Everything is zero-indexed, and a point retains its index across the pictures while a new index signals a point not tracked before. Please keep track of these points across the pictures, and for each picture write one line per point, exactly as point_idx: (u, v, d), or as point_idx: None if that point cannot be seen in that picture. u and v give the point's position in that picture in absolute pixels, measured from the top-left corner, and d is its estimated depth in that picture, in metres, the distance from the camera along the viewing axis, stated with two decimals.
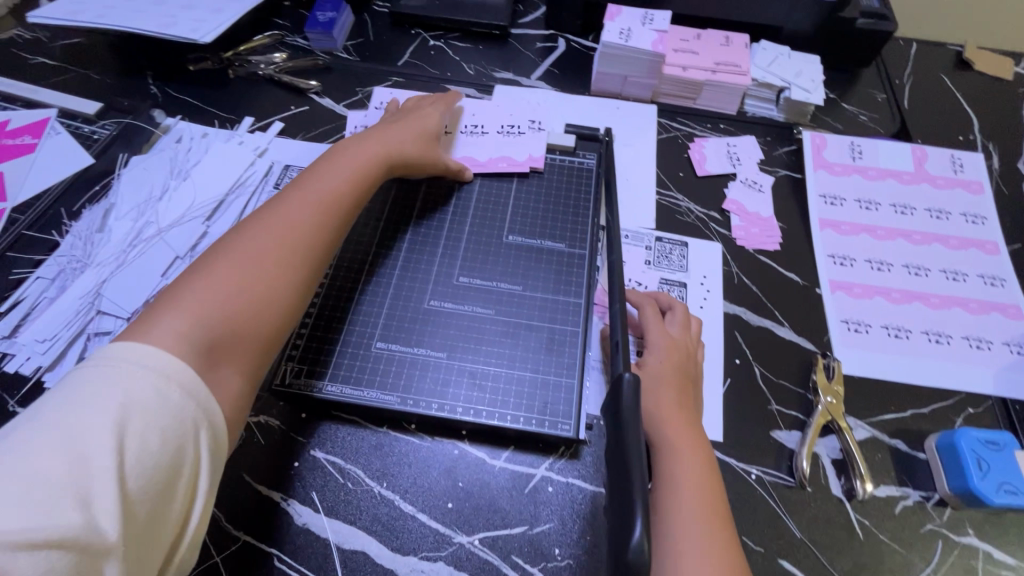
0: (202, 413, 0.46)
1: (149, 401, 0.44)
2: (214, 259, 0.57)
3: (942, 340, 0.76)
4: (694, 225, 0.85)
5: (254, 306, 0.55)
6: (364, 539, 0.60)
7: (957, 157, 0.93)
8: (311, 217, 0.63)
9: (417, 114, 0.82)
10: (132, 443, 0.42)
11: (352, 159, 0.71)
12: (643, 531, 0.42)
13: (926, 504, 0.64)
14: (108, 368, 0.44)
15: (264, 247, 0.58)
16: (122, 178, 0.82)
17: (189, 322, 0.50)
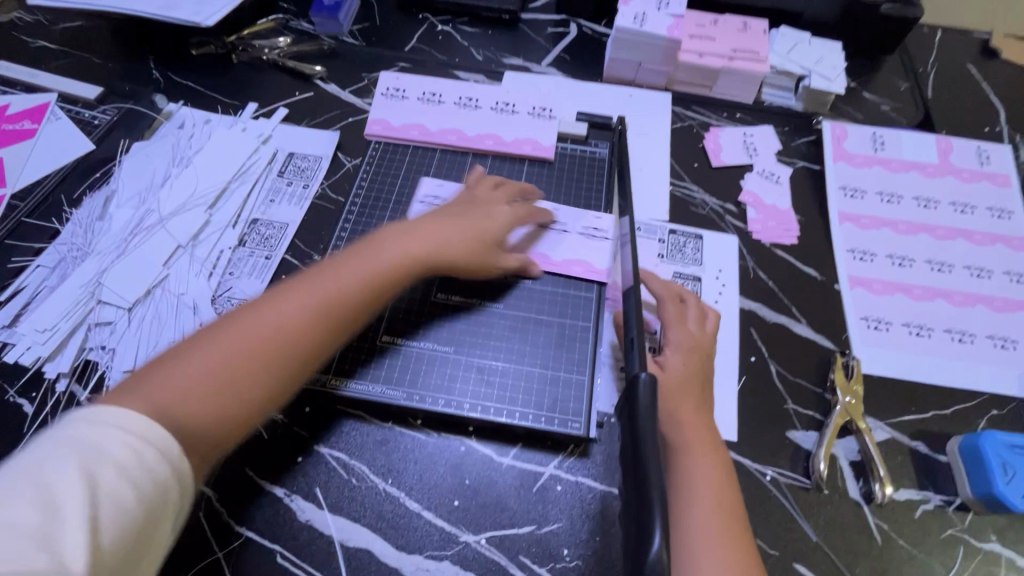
0: (174, 470, 0.42)
1: (119, 451, 0.40)
2: (199, 338, 0.51)
3: (965, 340, 0.73)
4: (708, 217, 0.82)
5: (223, 402, 0.49)
6: (368, 537, 0.59)
7: (982, 148, 0.89)
8: (319, 315, 0.55)
9: (482, 214, 0.70)
10: (107, 498, 0.38)
11: (390, 250, 0.62)
12: (662, 540, 0.39)
13: (947, 509, 0.62)
14: (79, 422, 0.40)
15: (257, 331, 0.52)
16: (123, 164, 0.80)
17: (154, 407, 0.45)
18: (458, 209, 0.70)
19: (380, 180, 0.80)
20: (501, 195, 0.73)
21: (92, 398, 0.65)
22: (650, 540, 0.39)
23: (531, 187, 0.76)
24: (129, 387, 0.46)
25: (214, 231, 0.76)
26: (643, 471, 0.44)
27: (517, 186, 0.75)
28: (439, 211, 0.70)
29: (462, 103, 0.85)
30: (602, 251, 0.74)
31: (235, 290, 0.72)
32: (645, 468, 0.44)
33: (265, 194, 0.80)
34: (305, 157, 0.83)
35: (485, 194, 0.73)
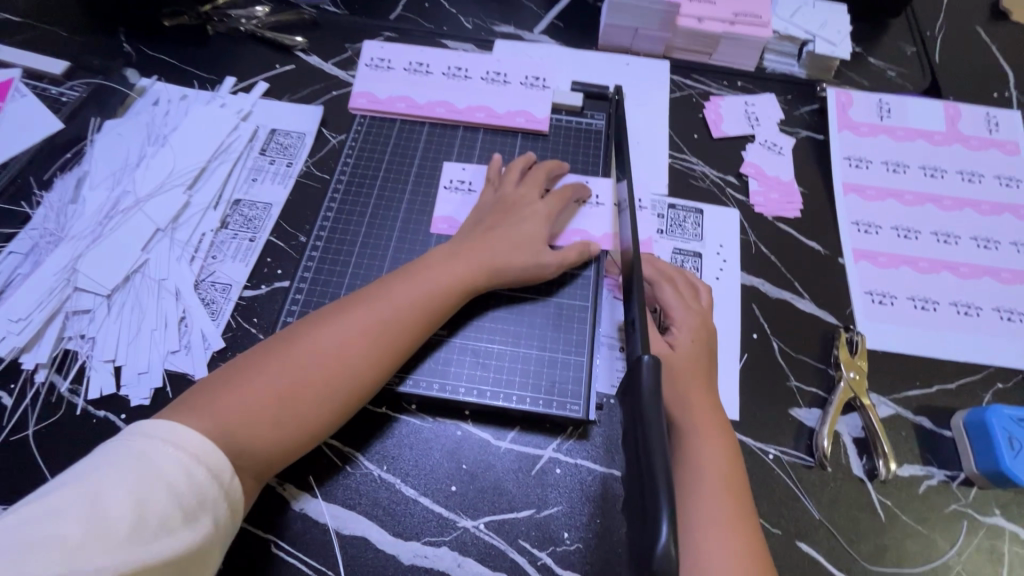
0: (220, 495, 0.46)
1: (176, 475, 0.44)
2: (259, 360, 0.54)
3: (971, 312, 0.72)
4: (709, 190, 0.79)
5: (275, 430, 0.51)
6: (364, 524, 0.58)
7: (991, 114, 0.86)
8: (369, 350, 0.55)
9: (526, 214, 0.67)
10: (154, 514, 0.42)
11: (437, 277, 0.61)
12: (670, 534, 0.36)
13: (951, 484, 0.62)
14: (139, 440, 0.45)
15: (309, 362, 0.54)
16: (95, 144, 0.76)
17: (219, 430, 0.49)
18: (496, 211, 0.68)
19: (367, 156, 0.76)
20: (533, 184, 0.70)
21: (73, 388, 0.62)
22: (657, 533, 0.37)
23: (560, 165, 0.73)
24: (203, 400, 0.51)
25: (194, 213, 0.72)
26: (648, 458, 0.41)
27: (548, 168, 0.72)
28: (476, 218, 0.68)
29: (451, 73, 0.81)
30: (606, 219, 0.72)
31: (218, 275, 0.69)
32: (650, 454, 0.41)
33: (247, 173, 0.76)
34: (288, 134, 0.80)
35: (519, 188, 0.70)
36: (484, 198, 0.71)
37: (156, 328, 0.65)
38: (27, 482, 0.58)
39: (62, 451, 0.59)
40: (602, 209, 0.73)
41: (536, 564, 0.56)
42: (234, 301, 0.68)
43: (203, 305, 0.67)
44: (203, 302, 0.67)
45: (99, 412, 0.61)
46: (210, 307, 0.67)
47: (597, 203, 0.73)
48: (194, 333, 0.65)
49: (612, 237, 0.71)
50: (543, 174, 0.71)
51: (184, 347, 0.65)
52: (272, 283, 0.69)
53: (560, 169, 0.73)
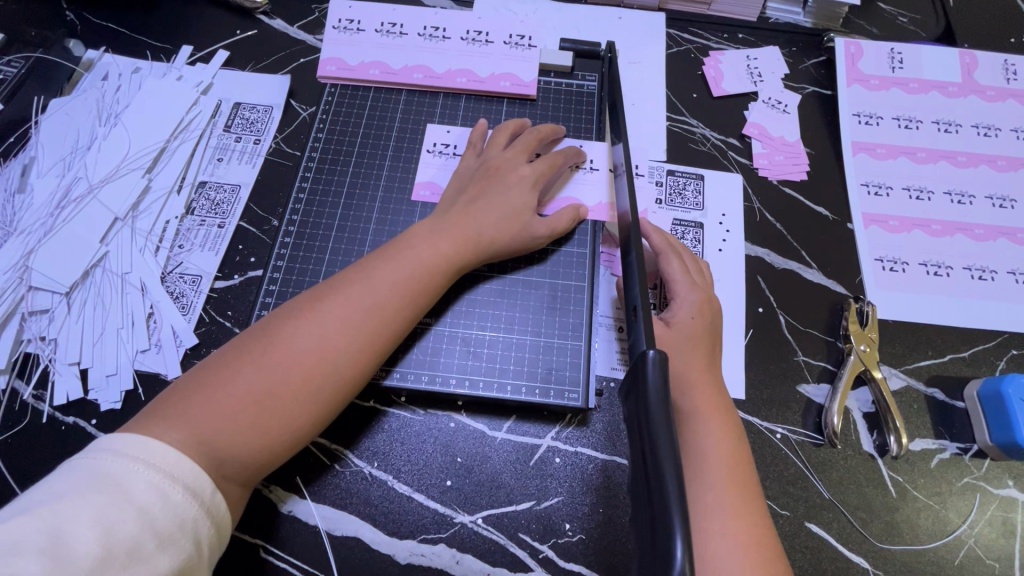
0: (203, 514, 0.43)
1: (149, 498, 0.41)
2: (236, 359, 0.49)
3: (985, 276, 0.68)
4: (711, 155, 0.74)
5: (262, 434, 0.48)
6: (357, 524, 0.55)
7: (1010, 61, 0.80)
8: (351, 340, 0.51)
9: (513, 180, 0.62)
10: (123, 544, 0.39)
11: (421, 257, 0.56)
12: (685, 552, 0.33)
13: (964, 457, 0.60)
14: (108, 460, 0.42)
15: (289, 358, 0.49)
16: (41, 126, 0.69)
17: (196, 439, 0.45)
18: (479, 179, 0.62)
19: (340, 129, 0.70)
20: (521, 150, 0.65)
21: (37, 394, 0.58)
22: (671, 551, 0.34)
23: (557, 129, 0.68)
24: (177, 408, 0.47)
25: (155, 198, 0.67)
26: (659, 464, 0.38)
27: (541, 133, 0.66)
28: (457, 188, 0.63)
29: (428, 34, 0.74)
30: (602, 187, 0.67)
31: (187, 266, 0.64)
32: (658, 460, 0.38)
33: (211, 153, 0.70)
34: (254, 107, 0.73)
35: (504, 154, 0.64)
36: (464, 164, 0.65)
37: (121, 327, 0.61)
38: None
39: (31, 461, 0.56)
40: (597, 175, 0.67)
41: (537, 557, 0.54)
42: (206, 294, 0.63)
43: (171, 299, 0.62)
44: (172, 296, 0.63)
45: (67, 418, 0.57)
46: (180, 300, 0.63)
47: (591, 168, 0.68)
48: (163, 330, 0.61)
49: (606, 206, 0.66)
50: (533, 139, 0.66)
51: (154, 345, 0.61)
52: (246, 272, 0.64)
53: (553, 131, 0.67)
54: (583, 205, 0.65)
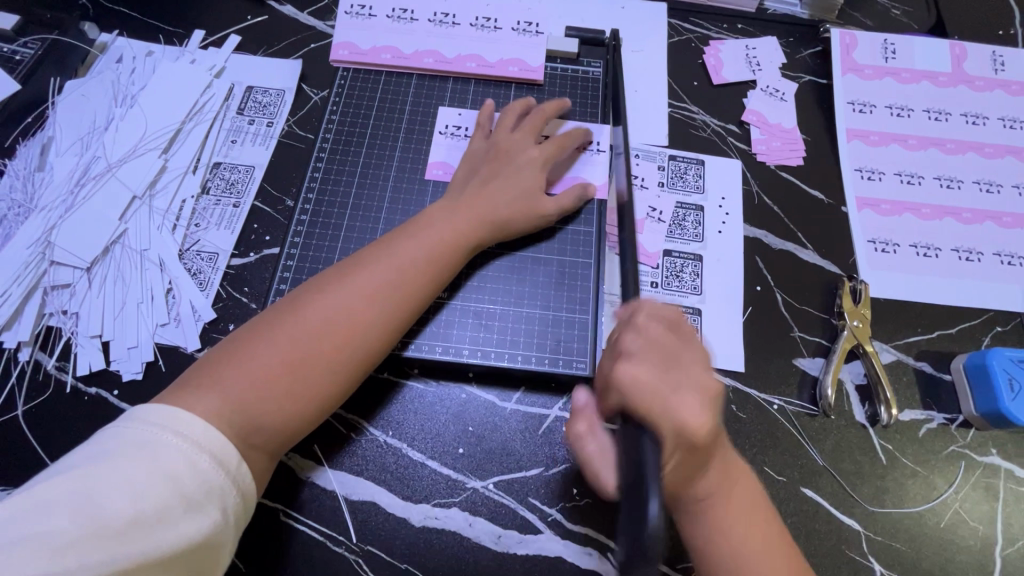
0: (229, 483, 0.45)
1: (176, 467, 0.43)
2: (263, 333, 0.51)
3: (972, 257, 0.71)
4: (711, 140, 0.76)
5: (290, 403, 0.50)
6: (373, 489, 0.57)
7: (998, 52, 0.83)
8: (376, 312, 0.53)
9: (524, 160, 0.64)
10: (152, 509, 0.41)
11: (438, 234, 0.58)
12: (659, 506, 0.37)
13: (950, 427, 0.63)
14: (140, 429, 0.44)
15: (319, 328, 0.52)
16: (58, 107, 0.71)
17: (230, 407, 0.47)
18: (490, 160, 0.65)
19: (353, 112, 0.72)
20: (528, 131, 0.67)
21: (60, 365, 0.60)
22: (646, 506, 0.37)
23: (563, 105, 0.70)
24: (208, 378, 0.49)
25: (172, 177, 0.68)
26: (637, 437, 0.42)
27: (547, 112, 0.68)
28: (469, 168, 0.65)
29: (437, 20, 0.75)
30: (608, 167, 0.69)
31: (204, 244, 0.66)
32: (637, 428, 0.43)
33: (225, 135, 0.72)
34: (266, 91, 0.75)
35: (513, 135, 0.66)
36: (475, 145, 0.67)
37: (141, 302, 0.63)
38: (24, 461, 0.56)
39: (57, 429, 0.58)
40: (602, 157, 0.70)
41: (547, 520, 0.57)
42: (223, 270, 0.65)
43: (190, 276, 0.64)
44: (189, 272, 0.64)
45: (90, 388, 0.59)
46: (198, 277, 0.64)
47: (596, 149, 0.70)
48: (183, 305, 0.63)
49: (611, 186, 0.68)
50: (540, 120, 0.68)
51: (173, 319, 0.62)
52: (262, 250, 0.66)
53: (558, 108, 0.69)
54: (590, 183, 0.67)
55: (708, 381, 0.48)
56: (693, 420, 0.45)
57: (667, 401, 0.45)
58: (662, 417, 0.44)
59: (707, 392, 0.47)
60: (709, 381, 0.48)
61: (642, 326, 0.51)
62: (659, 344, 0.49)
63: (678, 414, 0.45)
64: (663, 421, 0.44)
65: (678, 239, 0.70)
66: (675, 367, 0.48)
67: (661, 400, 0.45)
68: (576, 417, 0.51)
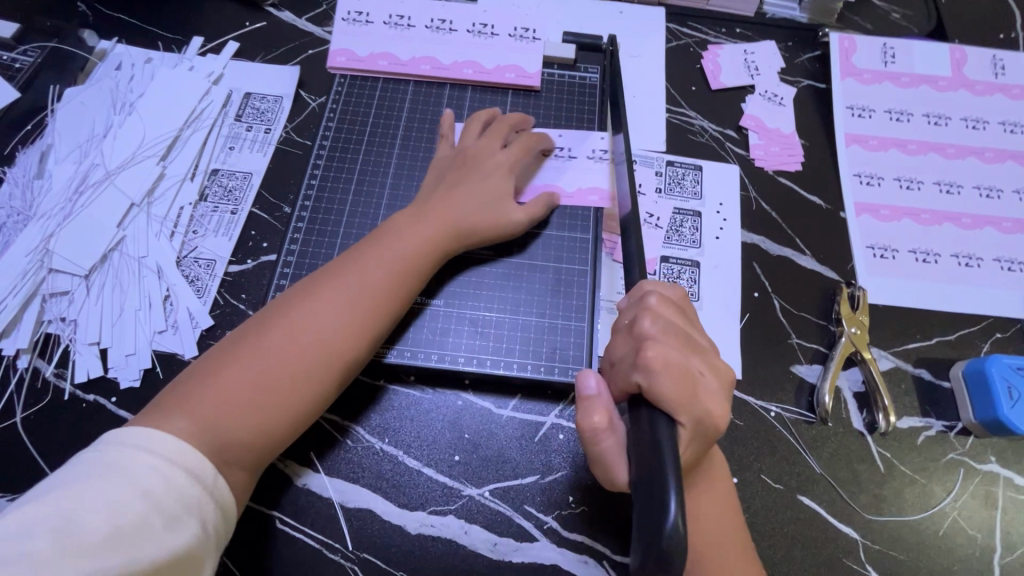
0: (206, 495, 0.46)
1: (151, 482, 0.43)
2: (234, 350, 0.52)
3: (972, 263, 0.71)
4: (708, 145, 0.76)
5: (262, 418, 0.50)
6: (369, 497, 0.57)
7: (998, 56, 0.82)
8: (345, 326, 0.54)
9: (491, 166, 0.64)
10: (132, 523, 0.41)
11: (406, 243, 0.58)
12: (678, 505, 0.36)
13: (949, 434, 0.63)
14: (112, 450, 0.44)
15: (288, 344, 0.52)
16: (57, 115, 0.71)
17: (202, 425, 0.48)
18: (458, 166, 0.64)
19: (349, 118, 0.72)
20: (495, 138, 0.67)
21: (59, 372, 0.60)
22: (666, 504, 0.37)
23: (524, 119, 0.69)
24: (179, 398, 0.49)
25: (170, 184, 0.69)
26: (653, 425, 0.42)
27: (511, 122, 0.68)
28: (436, 175, 0.65)
29: (434, 26, 0.76)
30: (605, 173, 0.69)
31: (202, 251, 0.66)
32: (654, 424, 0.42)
33: (223, 142, 0.72)
34: (264, 98, 0.75)
35: (479, 141, 0.66)
36: (443, 152, 0.67)
37: (139, 309, 0.63)
38: (22, 468, 0.57)
39: (55, 436, 0.58)
40: (597, 163, 0.69)
41: (543, 528, 0.57)
42: (220, 277, 0.65)
43: (188, 283, 0.64)
44: (187, 279, 0.65)
45: (88, 396, 0.60)
46: (195, 284, 0.65)
47: (590, 156, 0.70)
48: (180, 312, 0.63)
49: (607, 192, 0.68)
50: (507, 127, 0.68)
51: (171, 326, 0.63)
52: (259, 257, 0.66)
53: (519, 118, 0.69)
54: (561, 191, 0.67)
55: (723, 368, 0.48)
56: (716, 410, 0.44)
57: (694, 388, 0.44)
58: (689, 405, 0.43)
59: (721, 377, 0.47)
60: (723, 367, 0.48)
61: (657, 306, 0.49)
62: (678, 326, 0.48)
63: (705, 403, 0.44)
64: (690, 410, 0.43)
65: (675, 245, 0.70)
66: (694, 350, 0.47)
67: (692, 388, 0.44)
68: (590, 408, 0.47)
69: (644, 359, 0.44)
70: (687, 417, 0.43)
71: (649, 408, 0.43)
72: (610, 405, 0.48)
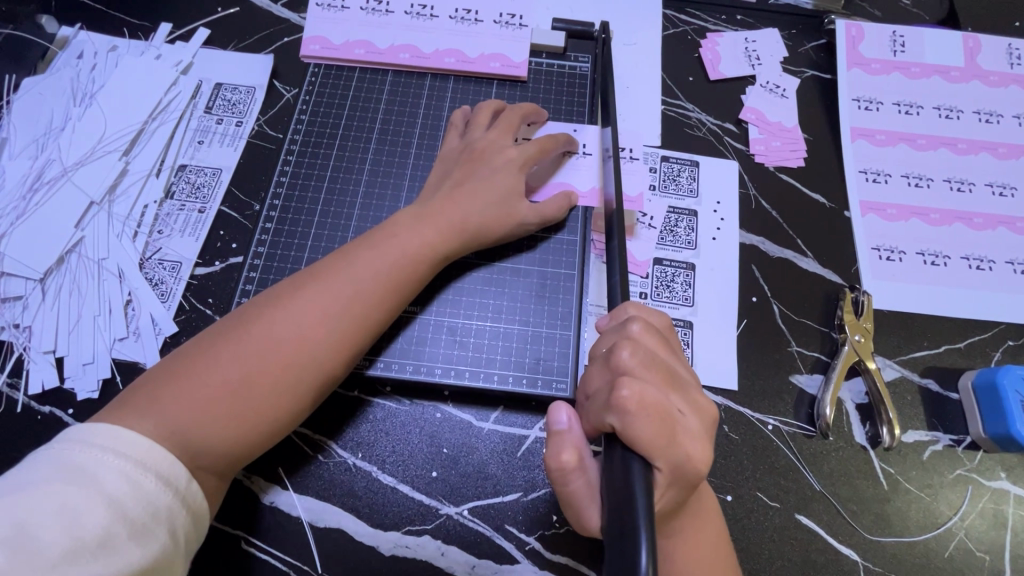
0: (178, 503, 0.42)
1: (118, 488, 0.39)
2: (211, 348, 0.48)
3: (983, 266, 0.67)
4: (706, 140, 0.72)
5: (237, 425, 0.46)
6: (340, 515, 0.54)
7: (1014, 45, 0.78)
8: (331, 329, 0.50)
9: (500, 161, 0.60)
10: (93, 534, 0.37)
11: (404, 244, 0.54)
12: (649, 557, 0.35)
13: (957, 449, 0.59)
14: (76, 451, 0.40)
15: (268, 345, 0.48)
16: (14, 107, 0.67)
17: (169, 431, 0.44)
18: (464, 162, 0.60)
19: (324, 111, 0.68)
20: (504, 131, 0.62)
21: (12, 382, 0.57)
22: (637, 557, 0.35)
23: (537, 110, 0.65)
24: (148, 399, 0.45)
25: (134, 181, 0.65)
26: (626, 470, 0.39)
27: (523, 112, 0.64)
28: (442, 171, 0.61)
29: (414, 12, 0.71)
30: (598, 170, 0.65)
31: (166, 252, 0.62)
32: (628, 466, 0.39)
33: (191, 135, 0.68)
34: (236, 88, 0.71)
35: (488, 135, 0.62)
36: (448, 146, 0.63)
37: (98, 314, 0.59)
38: None
39: (5, 451, 0.54)
40: (591, 159, 0.65)
41: (524, 549, 0.53)
42: (186, 281, 0.61)
43: (151, 287, 0.61)
44: (151, 283, 0.61)
45: (43, 408, 0.56)
46: (159, 288, 0.61)
47: (584, 153, 0.65)
48: (142, 318, 0.59)
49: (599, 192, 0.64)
50: (516, 118, 0.63)
51: (133, 333, 0.59)
52: (227, 259, 0.63)
53: (531, 109, 0.65)
54: (576, 192, 0.63)
55: (704, 405, 0.45)
56: (696, 453, 0.42)
57: (672, 430, 0.41)
58: (666, 449, 0.41)
59: (703, 414, 0.44)
60: (705, 404, 0.45)
61: (638, 336, 0.45)
62: (658, 358, 0.45)
63: (684, 446, 0.41)
64: (667, 454, 0.41)
65: (669, 246, 0.66)
66: (674, 386, 0.44)
67: (669, 430, 0.41)
68: (560, 443, 0.44)
69: (619, 399, 0.41)
70: (665, 459, 0.41)
71: (623, 448, 0.41)
72: (581, 439, 0.44)
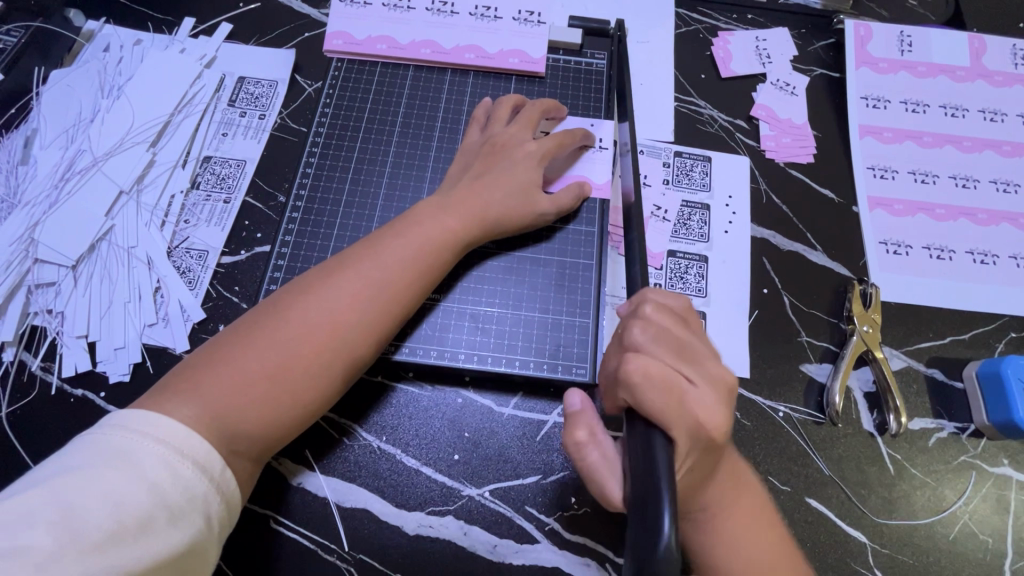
0: (214, 490, 0.44)
1: (158, 474, 0.41)
2: (247, 336, 0.49)
3: (987, 260, 0.69)
4: (718, 135, 0.74)
5: (275, 408, 0.48)
6: (364, 496, 0.56)
7: (1019, 46, 0.79)
8: (360, 314, 0.51)
9: (521, 155, 0.62)
10: (135, 518, 0.39)
11: (429, 232, 0.56)
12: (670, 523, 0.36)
13: (961, 436, 0.61)
14: (118, 436, 0.42)
15: (301, 331, 0.50)
16: (42, 97, 0.69)
17: (210, 415, 0.46)
18: (484, 156, 0.62)
19: (347, 105, 0.69)
20: (524, 126, 0.64)
21: (46, 366, 0.59)
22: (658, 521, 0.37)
23: (558, 106, 0.67)
24: (187, 386, 0.47)
25: (161, 171, 0.66)
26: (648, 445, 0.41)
27: (543, 107, 0.66)
28: (463, 165, 0.63)
29: (435, 8, 0.73)
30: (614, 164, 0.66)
31: (193, 241, 0.64)
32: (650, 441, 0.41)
33: (216, 128, 0.69)
34: (258, 82, 0.72)
35: (509, 129, 0.63)
36: (468, 140, 0.65)
37: (129, 301, 0.61)
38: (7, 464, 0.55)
39: (40, 432, 0.56)
40: (606, 154, 0.67)
41: (543, 529, 0.55)
42: (213, 269, 0.63)
43: (179, 274, 0.62)
44: (179, 271, 0.63)
45: (76, 390, 0.58)
46: (187, 275, 0.62)
47: (600, 147, 0.67)
48: (171, 305, 0.61)
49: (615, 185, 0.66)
50: (537, 113, 0.65)
51: (162, 319, 0.60)
52: (252, 248, 0.64)
53: (551, 105, 0.66)
54: (590, 183, 0.65)
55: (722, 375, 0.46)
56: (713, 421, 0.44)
57: (680, 398, 0.43)
58: (680, 419, 0.42)
59: (721, 389, 0.46)
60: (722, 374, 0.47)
61: (651, 315, 0.47)
62: (671, 334, 0.46)
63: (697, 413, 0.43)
64: (680, 423, 0.42)
65: (683, 239, 0.68)
66: (693, 363, 0.46)
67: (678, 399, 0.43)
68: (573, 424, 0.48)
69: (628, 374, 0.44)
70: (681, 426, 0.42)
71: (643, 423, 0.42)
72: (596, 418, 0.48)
